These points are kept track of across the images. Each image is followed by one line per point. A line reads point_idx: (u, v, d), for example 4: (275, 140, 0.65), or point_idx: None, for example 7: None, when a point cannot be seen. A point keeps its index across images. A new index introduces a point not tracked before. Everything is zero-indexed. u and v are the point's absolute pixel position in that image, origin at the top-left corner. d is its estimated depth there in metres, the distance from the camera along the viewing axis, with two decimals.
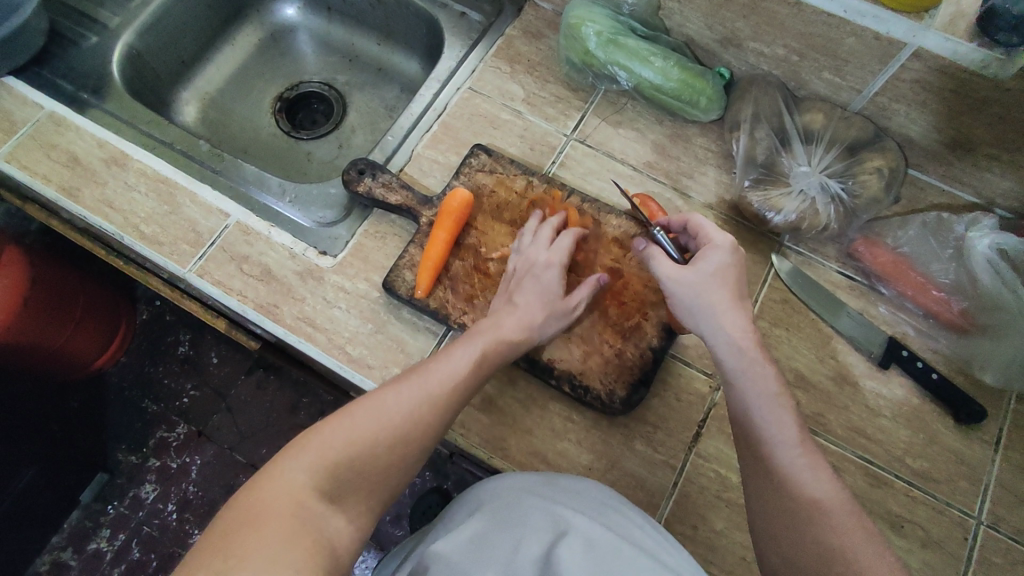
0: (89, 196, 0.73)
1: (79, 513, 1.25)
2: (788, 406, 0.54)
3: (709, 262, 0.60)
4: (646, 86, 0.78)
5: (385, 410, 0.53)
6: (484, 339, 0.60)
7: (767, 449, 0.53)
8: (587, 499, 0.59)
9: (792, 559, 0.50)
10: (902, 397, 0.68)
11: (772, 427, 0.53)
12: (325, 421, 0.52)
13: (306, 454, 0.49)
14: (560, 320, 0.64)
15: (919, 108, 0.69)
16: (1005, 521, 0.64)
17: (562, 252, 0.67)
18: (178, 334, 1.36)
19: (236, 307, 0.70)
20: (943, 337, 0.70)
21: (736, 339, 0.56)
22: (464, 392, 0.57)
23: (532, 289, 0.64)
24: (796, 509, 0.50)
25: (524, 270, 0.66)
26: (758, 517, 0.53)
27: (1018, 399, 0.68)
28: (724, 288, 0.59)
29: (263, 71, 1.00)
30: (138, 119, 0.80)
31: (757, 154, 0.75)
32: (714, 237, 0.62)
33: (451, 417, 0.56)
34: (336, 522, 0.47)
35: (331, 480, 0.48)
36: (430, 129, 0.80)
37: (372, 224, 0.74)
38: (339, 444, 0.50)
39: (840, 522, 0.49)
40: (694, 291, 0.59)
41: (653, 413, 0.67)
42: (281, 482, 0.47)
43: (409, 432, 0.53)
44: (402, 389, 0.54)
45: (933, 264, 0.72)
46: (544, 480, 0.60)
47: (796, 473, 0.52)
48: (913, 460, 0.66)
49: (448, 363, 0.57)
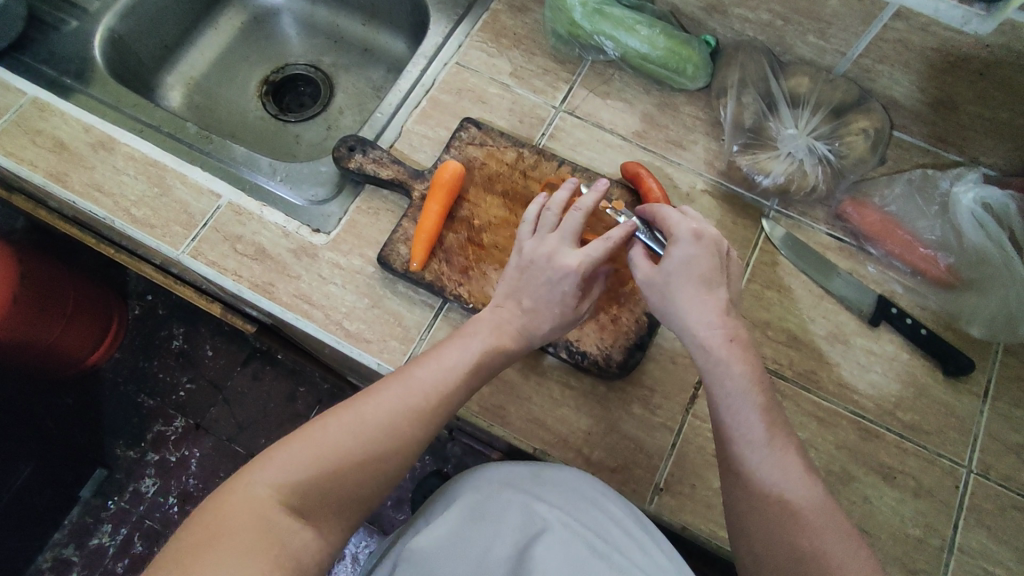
0: (78, 181, 0.72)
1: (79, 510, 1.25)
2: (759, 404, 0.55)
3: (673, 258, 0.59)
4: (632, 55, 0.78)
5: (362, 421, 0.53)
6: (473, 346, 0.59)
7: (737, 448, 0.54)
8: (569, 493, 0.61)
9: (764, 558, 0.51)
10: (892, 352, 0.70)
11: (739, 426, 0.54)
12: (301, 431, 0.52)
13: (272, 468, 0.49)
14: (565, 328, 0.64)
15: (902, 69, 0.70)
16: (993, 468, 0.66)
17: (590, 261, 0.61)
18: (171, 328, 1.36)
19: (231, 287, 0.70)
20: (931, 292, 0.71)
21: (703, 338, 0.57)
22: (447, 406, 0.57)
23: (540, 292, 0.62)
24: (765, 508, 0.51)
25: (537, 268, 0.62)
26: (733, 515, 0.54)
27: (1005, 351, 0.69)
28: (689, 282, 0.59)
29: (247, 55, 0.99)
30: (124, 102, 0.80)
31: (745, 119, 0.76)
32: (675, 230, 0.61)
33: (431, 431, 0.56)
34: (301, 536, 0.48)
35: (298, 493, 0.49)
36: (419, 104, 0.80)
37: (365, 200, 0.74)
38: (308, 457, 0.50)
39: (813, 524, 0.50)
40: (653, 286, 0.61)
41: (650, 377, 0.68)
42: (244, 494, 0.47)
43: (388, 444, 0.53)
44: (381, 400, 0.55)
45: (919, 222, 0.73)
46: (531, 474, 0.63)
47: (764, 474, 0.52)
48: (904, 413, 0.68)
49: (433, 374, 0.57)
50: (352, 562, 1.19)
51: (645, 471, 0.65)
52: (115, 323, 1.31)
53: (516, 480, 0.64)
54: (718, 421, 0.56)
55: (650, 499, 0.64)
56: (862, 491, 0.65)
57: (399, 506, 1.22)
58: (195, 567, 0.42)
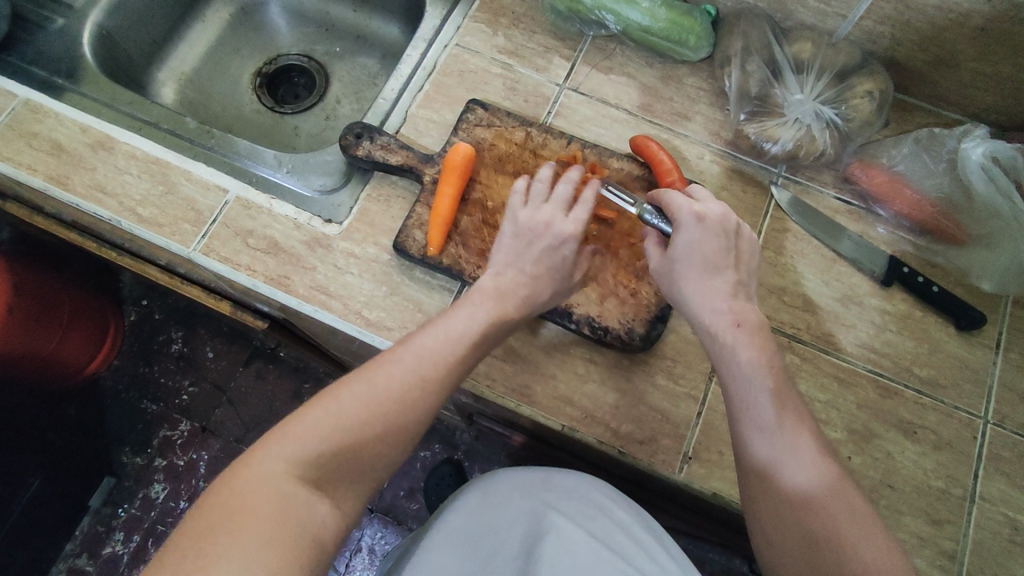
0: (79, 183, 0.71)
1: (90, 519, 1.24)
2: (769, 386, 0.54)
3: (678, 245, 0.60)
4: (634, 29, 0.78)
5: (376, 392, 0.52)
6: (481, 311, 0.59)
7: (747, 432, 0.54)
8: (579, 499, 0.70)
9: (780, 543, 0.50)
10: (905, 310, 0.71)
11: (750, 409, 0.54)
12: (314, 404, 0.51)
13: (285, 443, 0.48)
14: (563, 295, 0.65)
15: (904, 29, 0.71)
16: (1009, 418, 0.67)
17: (581, 224, 0.63)
18: (170, 332, 1.34)
19: (245, 283, 0.70)
20: (941, 249, 0.72)
21: (709, 324, 0.58)
22: (458, 373, 0.56)
23: (540, 259, 0.62)
24: (778, 494, 0.51)
25: (535, 234, 0.63)
26: (747, 500, 0.53)
27: (1014, 302, 0.71)
28: (693, 268, 0.59)
29: (238, 47, 0.97)
30: (119, 100, 0.78)
31: (750, 87, 0.76)
32: (678, 215, 0.60)
33: (445, 399, 0.56)
34: (320, 510, 0.47)
35: (315, 468, 0.48)
36: (422, 88, 0.79)
37: (375, 187, 0.73)
38: (324, 430, 0.49)
39: (826, 508, 0.50)
40: (664, 275, 0.61)
41: (672, 348, 0.68)
42: (259, 471, 0.47)
43: (402, 413, 0.53)
44: (394, 368, 0.54)
45: (927, 181, 0.73)
46: (543, 479, 0.71)
47: (778, 459, 0.52)
48: (920, 368, 0.69)
49: (443, 341, 0.56)
50: (369, 554, 1.19)
51: (673, 441, 0.65)
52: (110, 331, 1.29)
53: (528, 485, 0.71)
54: (730, 401, 0.56)
55: (680, 468, 0.65)
56: (884, 447, 0.66)
57: (412, 496, 1.23)
58: (215, 549, 0.42)
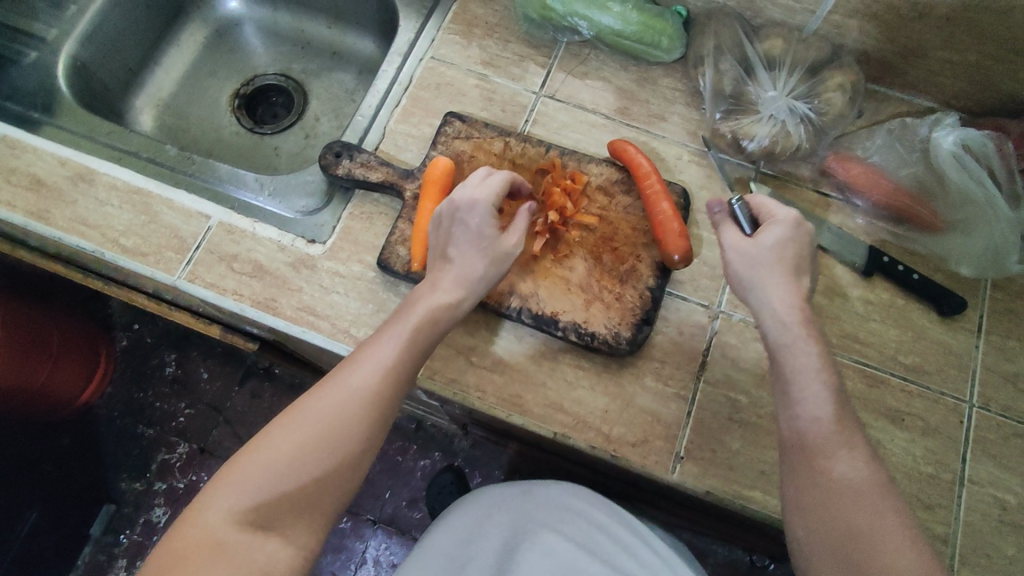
0: (60, 217, 0.71)
1: (91, 549, 1.23)
2: (828, 385, 0.54)
3: (770, 237, 0.59)
4: (607, 33, 0.78)
5: (306, 419, 0.52)
6: (408, 321, 0.58)
7: (801, 424, 0.53)
8: (560, 508, 0.71)
9: (817, 534, 0.49)
10: (887, 299, 0.72)
11: (805, 402, 0.53)
12: (250, 446, 0.52)
13: (224, 490, 0.49)
14: (500, 262, 0.62)
15: (873, 21, 0.72)
16: (994, 400, 0.68)
17: (488, 191, 0.64)
18: (162, 355, 1.33)
19: (232, 307, 0.70)
20: (920, 238, 0.73)
21: (781, 313, 0.56)
22: (392, 385, 0.55)
23: (462, 237, 0.63)
24: (820, 484, 0.51)
25: (449, 217, 0.64)
26: (789, 492, 0.53)
27: (993, 286, 0.72)
28: (781, 262, 0.59)
29: (214, 70, 0.97)
30: (96, 131, 0.78)
31: (724, 86, 0.76)
32: (777, 212, 0.61)
33: (384, 412, 0.54)
34: (264, 549, 0.48)
35: (256, 509, 0.49)
36: (399, 103, 0.79)
37: (357, 205, 0.74)
38: (256, 469, 0.50)
39: (870, 503, 0.49)
40: (746, 259, 0.59)
41: (659, 349, 0.69)
42: (199, 521, 0.48)
43: (335, 433, 0.52)
44: (324, 392, 0.53)
45: (902, 169, 0.74)
46: (525, 492, 0.73)
47: (829, 450, 0.51)
48: (905, 356, 0.70)
49: (370, 354, 0.56)
50: (374, 565, 1.19)
51: (665, 442, 0.66)
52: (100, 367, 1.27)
53: (511, 501, 0.72)
54: (783, 393, 0.55)
55: (673, 468, 0.65)
56: (874, 436, 0.67)
57: (414, 505, 1.23)
58: None
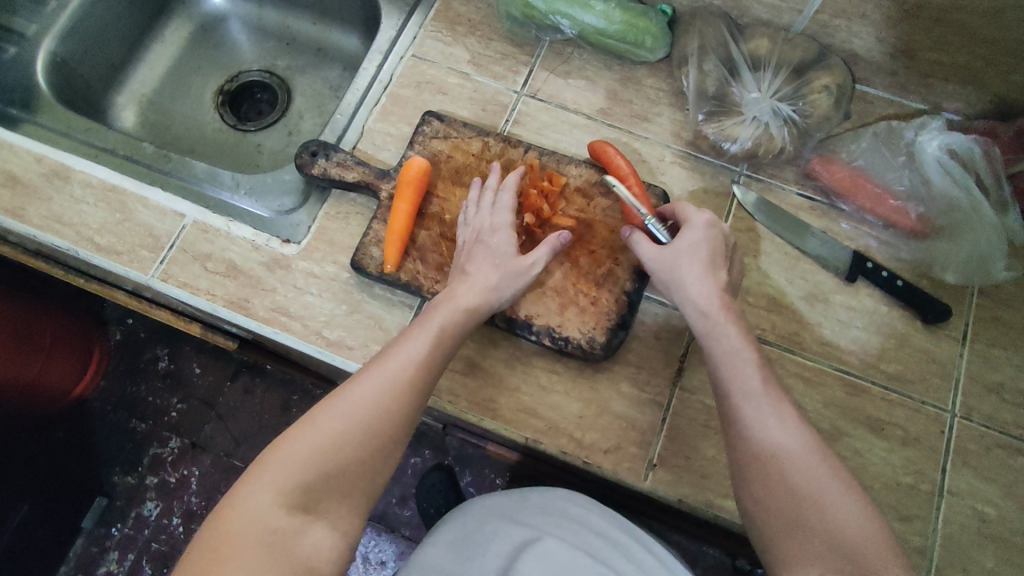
0: (36, 214, 0.70)
1: (83, 541, 1.24)
2: (752, 357, 0.56)
3: (684, 240, 0.61)
4: (590, 32, 0.77)
5: (350, 408, 0.52)
6: (438, 316, 0.60)
7: (734, 397, 0.55)
8: (555, 513, 0.70)
9: (763, 500, 0.51)
10: (871, 306, 0.70)
11: (732, 378, 0.55)
12: (286, 437, 0.51)
13: (269, 475, 0.48)
14: (518, 277, 0.63)
15: (861, 21, 0.70)
16: (976, 410, 0.67)
17: (506, 211, 0.66)
18: (155, 349, 1.33)
19: (205, 307, 0.69)
20: (905, 244, 0.72)
21: (703, 306, 0.59)
22: (426, 377, 0.56)
23: (483, 254, 0.64)
24: (760, 461, 0.51)
25: (471, 240, 0.66)
26: (734, 466, 0.54)
27: (979, 292, 0.71)
28: (698, 261, 0.61)
29: (199, 66, 0.96)
30: (73, 128, 0.77)
31: (707, 86, 0.75)
32: (689, 215, 0.63)
33: (419, 403, 0.55)
34: (313, 539, 0.48)
35: (303, 497, 0.48)
36: (378, 102, 0.78)
37: (333, 205, 0.73)
38: (300, 459, 0.49)
39: (806, 463, 0.51)
40: (667, 265, 0.61)
41: (635, 355, 0.68)
42: (243, 513, 0.47)
43: (377, 424, 0.52)
44: (361, 385, 0.54)
45: (888, 174, 0.73)
46: (518, 499, 0.72)
47: (762, 418, 0.53)
48: (887, 364, 0.69)
49: (401, 350, 0.57)
50: (363, 562, 1.19)
51: (638, 449, 0.65)
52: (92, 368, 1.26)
53: (505, 508, 0.72)
54: (715, 375, 0.57)
55: (646, 475, 0.64)
56: (853, 445, 0.66)
57: (404, 502, 1.23)
58: None
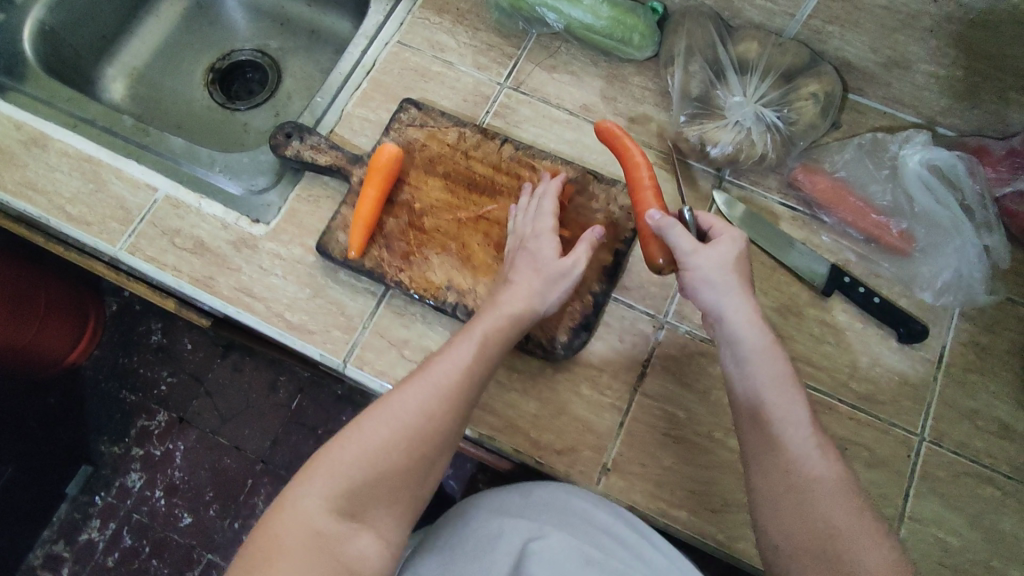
0: (10, 179, 0.71)
1: (66, 506, 1.16)
2: (797, 389, 0.54)
3: (730, 248, 0.58)
4: (576, 26, 0.76)
5: (398, 412, 0.52)
6: (483, 321, 0.58)
7: (779, 428, 0.52)
8: (560, 511, 0.60)
9: (795, 537, 0.49)
10: (845, 322, 0.69)
11: (779, 410, 0.53)
12: (337, 439, 0.51)
13: (320, 477, 0.49)
14: (559, 283, 0.61)
15: (853, 29, 0.68)
16: (947, 436, 0.65)
17: (550, 217, 0.64)
18: (150, 323, 1.25)
19: (171, 282, 0.69)
20: (885, 261, 0.70)
21: (753, 325, 0.55)
22: (473, 385, 0.55)
23: (526, 261, 0.62)
24: (798, 496, 0.50)
25: (517, 246, 0.64)
26: (763, 497, 0.51)
27: (960, 315, 0.68)
28: (744, 280, 0.58)
29: (192, 42, 0.96)
30: (56, 97, 0.78)
31: (692, 88, 0.73)
32: (726, 231, 0.60)
33: (464, 411, 0.54)
34: (358, 542, 0.48)
35: (350, 499, 0.49)
36: (360, 87, 0.78)
37: (305, 187, 0.73)
38: (349, 462, 0.50)
39: (845, 503, 0.49)
40: (718, 264, 0.57)
41: (598, 357, 0.67)
42: (295, 510, 0.48)
43: (424, 430, 0.52)
44: (409, 390, 0.53)
45: (871, 186, 0.71)
46: (520, 496, 0.63)
47: (804, 454, 0.51)
48: (857, 383, 0.67)
49: (449, 356, 0.55)
50: None
51: (593, 452, 0.64)
52: (87, 338, 1.20)
53: (507, 507, 0.63)
54: (756, 402, 0.54)
55: (598, 480, 0.63)
56: None
57: None
58: None
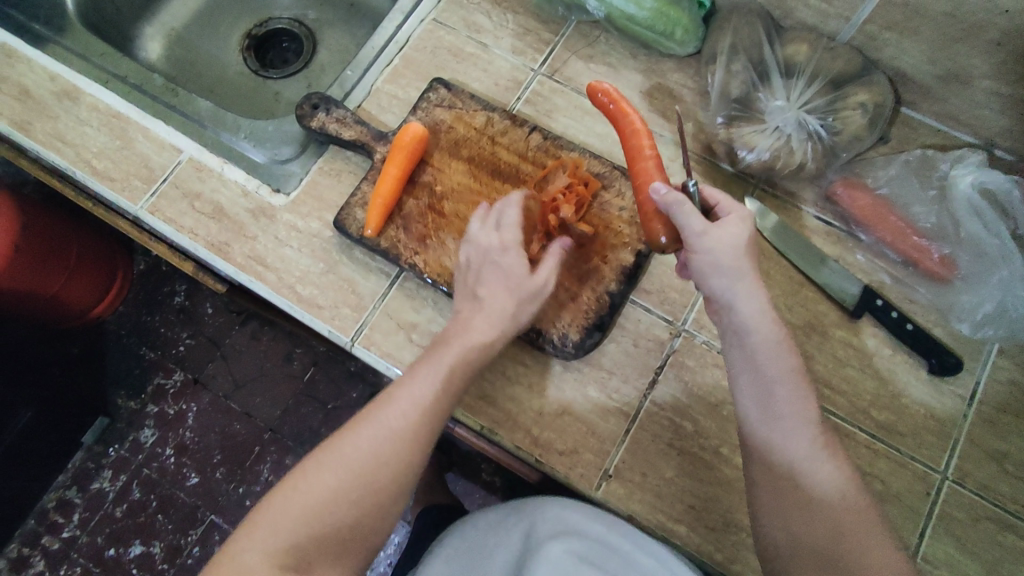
0: (41, 130, 0.71)
1: (81, 455, 1.19)
2: (804, 383, 0.52)
3: (740, 230, 0.54)
4: (616, 15, 0.72)
5: (346, 454, 0.49)
6: (448, 357, 0.53)
7: (783, 426, 0.50)
8: (552, 522, 0.61)
9: (801, 540, 0.48)
10: (873, 347, 0.65)
11: (784, 408, 0.50)
12: (280, 488, 0.49)
13: (262, 530, 0.47)
14: (532, 301, 0.57)
15: (911, 37, 0.64)
16: (970, 476, 0.61)
17: (514, 229, 0.59)
18: (175, 284, 1.26)
19: (187, 245, 0.69)
20: (922, 286, 0.66)
21: (761, 316, 0.52)
22: (429, 420, 0.51)
23: (494, 278, 0.57)
24: (801, 496, 0.49)
25: (479, 259, 0.59)
26: (764, 494, 0.50)
27: (999, 350, 0.64)
28: (753, 262, 0.54)
29: (230, 7, 0.96)
30: (90, 51, 0.79)
31: (732, 89, 0.70)
32: (735, 208, 0.56)
33: (421, 451, 0.51)
34: None
35: (296, 550, 0.47)
36: (391, 63, 0.76)
37: (327, 160, 0.72)
38: (295, 511, 0.48)
39: (849, 504, 0.49)
40: (729, 246, 0.53)
41: (609, 359, 0.65)
42: (237, 565, 0.46)
43: (375, 473, 0.49)
44: (360, 433, 0.50)
45: (914, 206, 0.68)
46: (516, 510, 0.66)
47: (808, 453, 0.50)
48: (878, 411, 0.63)
49: (406, 393, 0.52)
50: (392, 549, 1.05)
51: (595, 456, 0.62)
52: (109, 299, 1.21)
53: (505, 521, 0.66)
54: (759, 398, 0.51)
55: (598, 485, 0.62)
56: None
57: None
58: None
